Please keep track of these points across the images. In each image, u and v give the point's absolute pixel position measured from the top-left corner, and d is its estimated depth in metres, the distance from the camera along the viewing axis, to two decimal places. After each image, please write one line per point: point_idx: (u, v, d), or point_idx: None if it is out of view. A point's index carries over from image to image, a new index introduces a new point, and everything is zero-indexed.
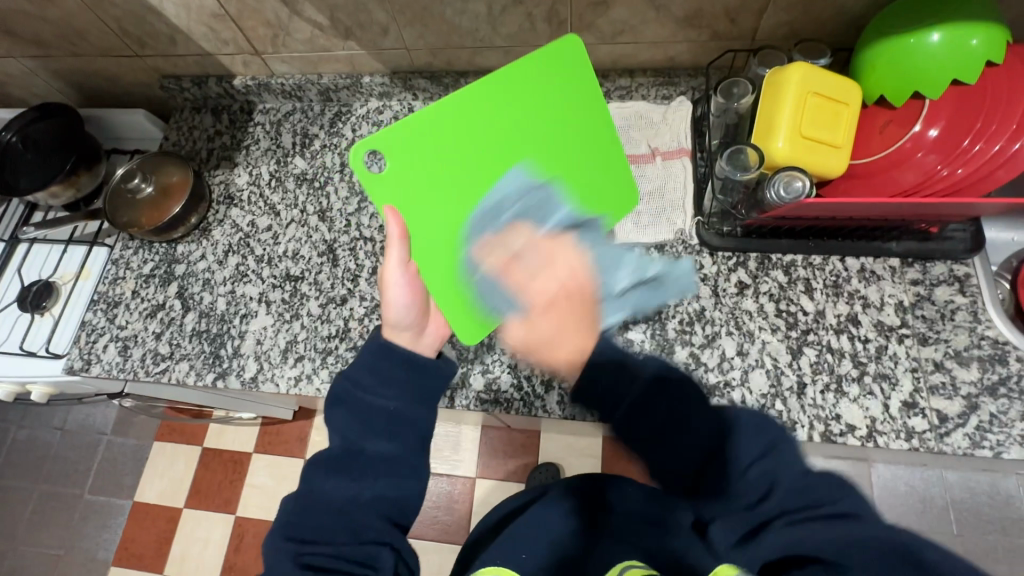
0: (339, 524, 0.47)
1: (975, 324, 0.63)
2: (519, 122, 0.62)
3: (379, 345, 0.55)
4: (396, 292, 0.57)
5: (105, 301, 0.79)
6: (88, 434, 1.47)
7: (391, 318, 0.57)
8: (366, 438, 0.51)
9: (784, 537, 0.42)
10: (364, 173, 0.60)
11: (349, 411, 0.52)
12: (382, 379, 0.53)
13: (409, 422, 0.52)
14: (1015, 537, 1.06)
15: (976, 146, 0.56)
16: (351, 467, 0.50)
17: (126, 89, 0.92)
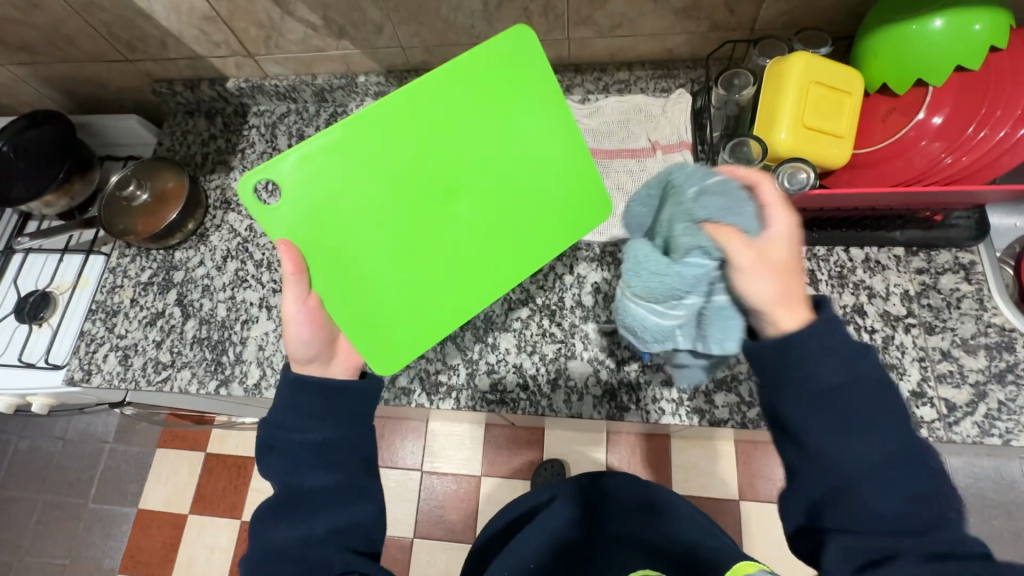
0: (298, 563, 0.47)
1: (981, 311, 0.62)
2: (443, 136, 0.56)
3: (292, 378, 0.54)
4: (292, 328, 0.54)
5: (103, 310, 0.78)
6: (90, 443, 1.46)
7: (296, 354, 0.55)
8: (303, 477, 0.50)
9: (892, 551, 0.35)
10: (259, 207, 0.54)
11: (278, 454, 0.51)
12: (303, 414, 0.52)
13: (343, 448, 0.51)
14: (1019, 520, 1.06)
15: (980, 133, 0.56)
16: (296, 506, 0.49)
17: (117, 94, 0.91)
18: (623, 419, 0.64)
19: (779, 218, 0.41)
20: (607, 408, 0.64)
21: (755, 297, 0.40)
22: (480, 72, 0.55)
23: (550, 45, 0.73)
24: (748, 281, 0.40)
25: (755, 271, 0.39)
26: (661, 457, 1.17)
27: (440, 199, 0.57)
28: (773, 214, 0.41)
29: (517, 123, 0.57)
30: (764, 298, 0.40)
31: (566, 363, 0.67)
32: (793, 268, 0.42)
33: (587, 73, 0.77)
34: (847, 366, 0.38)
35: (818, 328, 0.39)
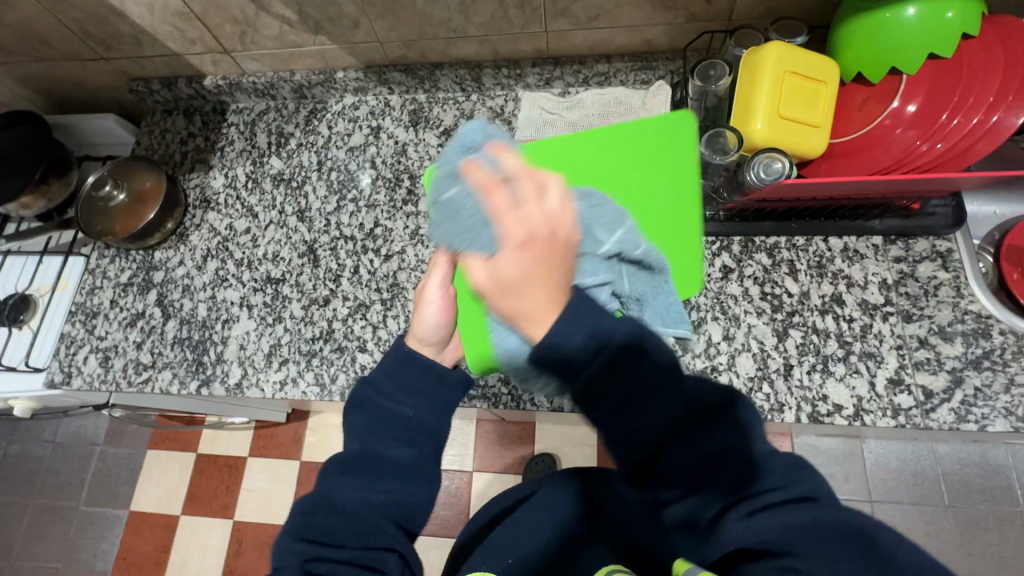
0: (353, 525, 0.46)
1: (958, 299, 0.63)
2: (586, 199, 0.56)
3: (403, 353, 0.53)
4: (429, 311, 0.54)
5: (83, 312, 0.78)
6: (80, 446, 1.46)
7: (418, 333, 0.55)
8: (382, 445, 0.49)
9: (754, 524, 0.34)
10: None
11: (366, 415, 0.51)
12: (406, 385, 0.51)
13: (424, 432, 0.50)
14: (1004, 505, 1.07)
15: (954, 120, 0.56)
16: (366, 471, 0.48)
17: (95, 93, 0.90)
18: None
19: (513, 256, 0.39)
20: None
21: (518, 307, 0.40)
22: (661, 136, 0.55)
23: (528, 39, 0.73)
24: (507, 291, 0.40)
25: (493, 293, 0.41)
26: None
27: None
28: (551, 205, 0.41)
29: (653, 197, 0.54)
30: (523, 311, 0.40)
31: None
32: (558, 276, 0.40)
33: (566, 66, 0.76)
34: (627, 354, 0.39)
35: (588, 303, 0.39)
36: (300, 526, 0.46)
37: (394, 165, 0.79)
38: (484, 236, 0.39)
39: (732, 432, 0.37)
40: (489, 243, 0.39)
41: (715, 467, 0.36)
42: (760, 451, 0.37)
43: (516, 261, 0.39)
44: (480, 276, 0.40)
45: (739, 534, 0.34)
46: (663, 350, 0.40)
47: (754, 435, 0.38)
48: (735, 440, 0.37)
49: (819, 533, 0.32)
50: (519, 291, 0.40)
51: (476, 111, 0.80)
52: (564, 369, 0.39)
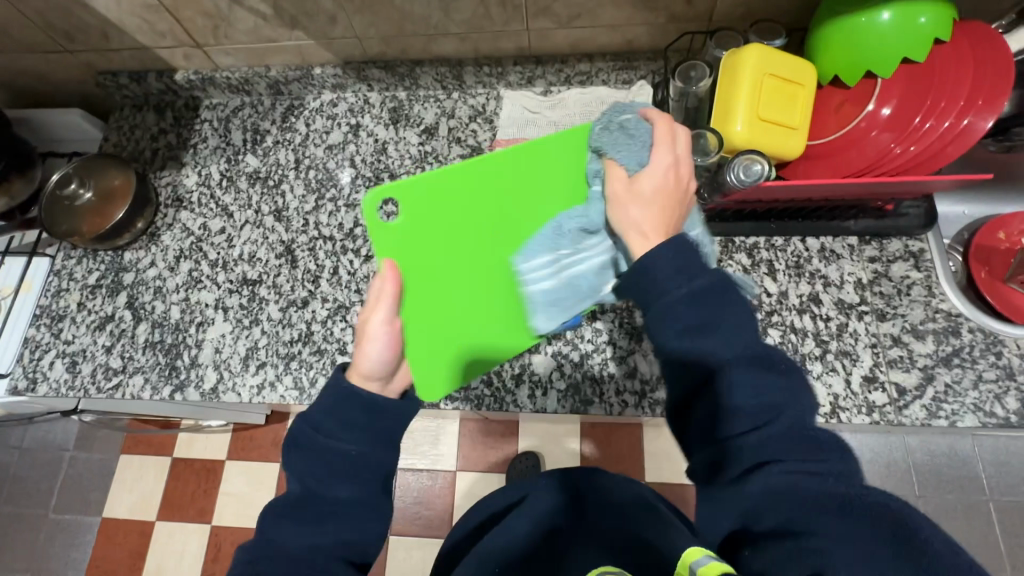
0: (300, 571, 0.44)
1: (930, 298, 0.64)
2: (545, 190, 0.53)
3: (346, 388, 0.49)
4: (374, 345, 0.50)
5: (48, 315, 0.75)
6: (49, 451, 1.41)
7: (365, 371, 0.49)
8: (326, 486, 0.46)
9: (775, 483, 0.35)
10: (375, 223, 0.50)
11: (307, 455, 0.47)
12: (343, 424, 0.48)
13: (369, 466, 0.48)
14: (971, 494, 1.11)
15: (927, 123, 0.57)
16: (310, 514, 0.46)
17: (58, 87, 0.86)
18: (587, 412, 0.64)
19: (663, 154, 0.48)
20: (571, 402, 0.65)
21: (632, 217, 0.47)
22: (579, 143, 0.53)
23: (509, 37, 0.72)
24: (618, 201, 0.49)
25: (619, 199, 0.48)
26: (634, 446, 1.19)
27: None
28: (660, 151, 0.48)
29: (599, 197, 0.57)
30: (635, 223, 0.47)
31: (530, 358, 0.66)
32: (675, 209, 0.48)
33: (547, 65, 0.76)
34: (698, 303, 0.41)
35: (683, 255, 0.43)
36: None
37: (374, 163, 0.78)
38: (637, 158, 0.49)
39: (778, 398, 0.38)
40: (638, 162, 0.49)
41: (755, 428, 0.38)
42: (797, 420, 0.38)
43: (660, 179, 0.48)
44: (614, 185, 0.49)
45: (768, 484, 0.36)
46: (743, 321, 0.41)
47: (795, 408, 0.38)
48: (775, 403, 0.38)
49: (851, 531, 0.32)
50: (644, 210, 0.47)
51: (457, 109, 0.79)
52: (638, 289, 0.44)
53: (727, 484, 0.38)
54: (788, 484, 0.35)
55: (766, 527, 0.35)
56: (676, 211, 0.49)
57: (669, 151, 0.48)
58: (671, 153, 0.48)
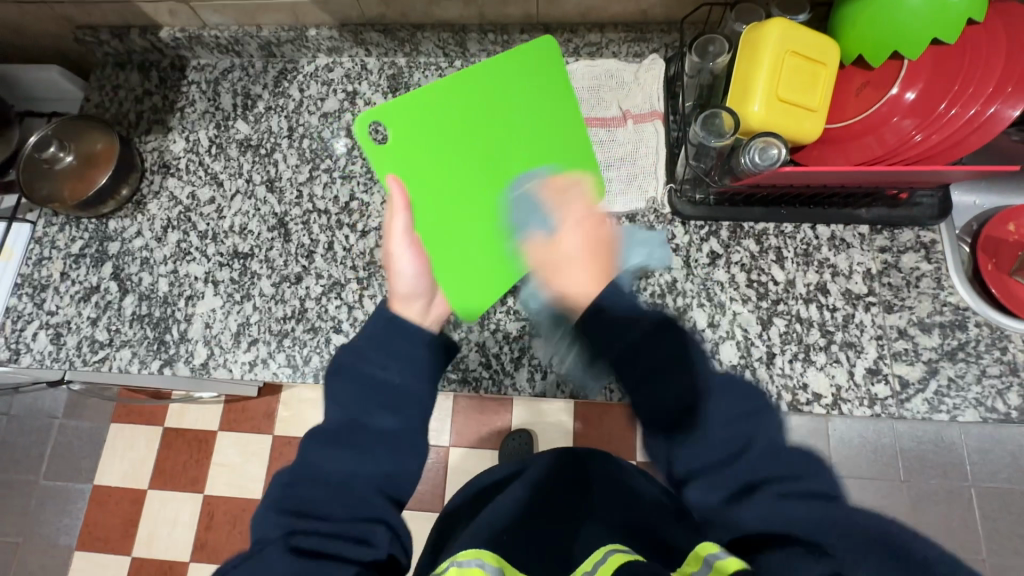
0: (337, 497, 0.44)
1: (938, 291, 0.63)
2: (526, 102, 0.64)
3: (388, 315, 0.53)
4: (402, 262, 0.56)
5: (30, 284, 0.72)
6: (38, 418, 1.40)
7: (399, 291, 0.56)
8: (368, 412, 0.48)
9: (768, 506, 0.39)
10: (370, 146, 0.60)
11: (351, 382, 0.50)
12: (389, 352, 0.51)
13: (409, 399, 0.50)
14: (954, 480, 1.13)
15: (953, 110, 0.55)
16: (352, 441, 0.47)
17: (34, 41, 0.81)
18: (587, 398, 0.63)
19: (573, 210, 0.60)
20: (571, 387, 0.63)
21: (572, 284, 0.56)
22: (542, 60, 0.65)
23: (518, 2, 0.68)
24: (558, 267, 0.58)
25: (552, 262, 0.59)
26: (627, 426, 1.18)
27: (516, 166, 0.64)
28: (570, 230, 0.59)
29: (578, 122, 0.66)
30: (578, 277, 0.56)
31: (530, 341, 0.65)
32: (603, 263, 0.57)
33: (556, 34, 0.72)
34: (664, 329, 0.48)
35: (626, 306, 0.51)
36: (283, 498, 0.44)
37: None
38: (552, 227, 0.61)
39: (739, 411, 0.43)
40: (550, 230, 0.61)
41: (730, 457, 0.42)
42: (770, 441, 0.42)
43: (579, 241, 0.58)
44: (549, 252, 0.59)
45: (768, 511, 0.38)
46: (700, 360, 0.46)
47: (762, 425, 0.43)
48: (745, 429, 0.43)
49: (838, 530, 0.36)
50: (569, 271, 0.57)
51: None
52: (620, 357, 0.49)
53: (725, 505, 0.41)
54: (781, 504, 0.38)
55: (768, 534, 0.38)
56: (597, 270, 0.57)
57: (576, 215, 0.60)
58: (575, 220, 0.60)
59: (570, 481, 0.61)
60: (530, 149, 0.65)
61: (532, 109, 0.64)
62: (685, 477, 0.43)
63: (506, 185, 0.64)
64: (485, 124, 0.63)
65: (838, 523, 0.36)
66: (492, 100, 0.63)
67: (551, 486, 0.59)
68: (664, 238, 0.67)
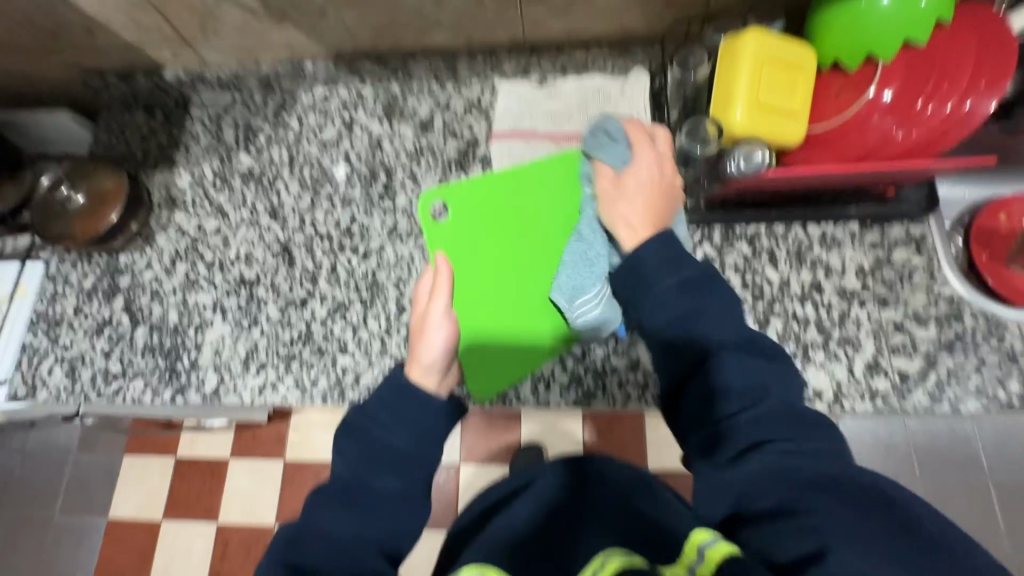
0: (340, 553, 0.44)
1: (932, 283, 0.64)
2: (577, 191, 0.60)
3: (400, 382, 0.52)
4: (434, 336, 0.54)
5: (45, 320, 0.74)
6: (53, 454, 1.42)
7: (422, 361, 0.54)
8: (374, 475, 0.48)
9: (770, 466, 0.38)
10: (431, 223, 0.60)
11: (358, 445, 0.49)
12: (398, 418, 0.50)
13: (416, 463, 0.49)
14: (970, 474, 1.12)
15: (929, 107, 0.57)
16: (356, 504, 0.47)
17: (45, 88, 0.85)
18: (590, 405, 0.64)
19: (644, 149, 0.56)
20: (574, 395, 0.64)
21: (620, 214, 0.54)
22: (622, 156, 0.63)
23: (504, 25, 0.71)
24: (613, 199, 0.55)
25: (608, 194, 0.55)
26: (637, 435, 1.18)
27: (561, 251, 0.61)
28: (640, 172, 0.55)
29: None
30: (624, 215, 0.53)
31: None
32: (659, 205, 0.54)
33: (543, 54, 0.75)
34: (680, 332, 0.46)
35: (671, 249, 0.48)
36: (287, 551, 0.44)
37: (370, 159, 0.77)
38: (624, 158, 0.56)
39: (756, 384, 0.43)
40: (622, 161, 0.56)
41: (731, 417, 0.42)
42: (784, 402, 0.42)
43: (646, 178, 0.55)
44: (606, 182, 0.56)
45: (763, 469, 0.38)
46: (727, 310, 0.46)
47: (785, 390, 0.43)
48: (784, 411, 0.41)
49: (842, 498, 0.35)
50: (629, 186, 0.55)
51: (452, 101, 0.78)
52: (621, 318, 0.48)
53: (731, 464, 0.40)
54: (783, 465, 0.38)
55: (763, 508, 0.37)
56: (661, 207, 0.54)
57: (649, 150, 0.56)
58: (653, 152, 0.56)
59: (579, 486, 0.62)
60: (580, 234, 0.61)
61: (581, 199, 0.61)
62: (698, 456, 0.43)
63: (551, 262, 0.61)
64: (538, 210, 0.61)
65: (839, 486, 0.35)
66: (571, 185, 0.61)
67: (560, 496, 0.60)
68: None
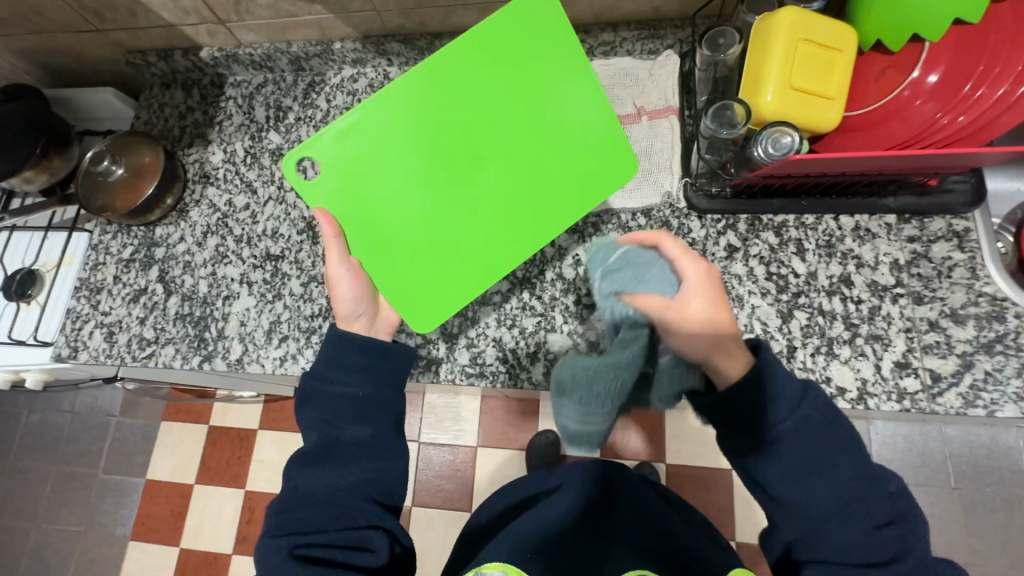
0: (331, 512, 0.51)
1: (973, 281, 0.60)
2: (475, 89, 0.60)
3: (343, 335, 0.56)
4: (341, 288, 0.59)
5: (87, 287, 0.78)
6: (97, 416, 1.51)
7: (343, 312, 0.60)
8: (342, 429, 0.54)
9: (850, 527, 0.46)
10: (298, 180, 0.60)
11: (320, 406, 0.55)
12: (346, 370, 0.55)
13: (379, 405, 0.55)
14: (1013, 488, 1.07)
15: (978, 91, 0.53)
16: (334, 457, 0.53)
17: (91, 66, 0.89)
18: None
19: (692, 265, 0.53)
20: None
21: (695, 312, 0.51)
22: (520, 24, 0.58)
23: None
24: (682, 330, 0.51)
25: (670, 316, 0.52)
26: (656, 429, 1.17)
27: (472, 151, 0.60)
28: (684, 264, 0.53)
29: (557, 92, 0.59)
30: (714, 343, 0.50)
31: (546, 336, 0.66)
32: (718, 305, 0.52)
33: None
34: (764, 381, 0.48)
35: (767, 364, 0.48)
36: (287, 515, 0.51)
37: None
38: (670, 282, 0.55)
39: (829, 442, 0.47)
40: (670, 285, 0.55)
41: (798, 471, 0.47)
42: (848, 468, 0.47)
43: (698, 296, 0.52)
44: (675, 314, 0.52)
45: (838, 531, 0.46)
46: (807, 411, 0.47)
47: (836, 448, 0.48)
48: (816, 466, 0.47)
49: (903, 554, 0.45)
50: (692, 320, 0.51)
51: None
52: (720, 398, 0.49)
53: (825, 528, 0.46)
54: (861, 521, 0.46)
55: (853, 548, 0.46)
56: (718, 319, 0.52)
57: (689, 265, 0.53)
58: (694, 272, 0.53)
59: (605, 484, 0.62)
60: (494, 134, 0.60)
61: (482, 94, 0.60)
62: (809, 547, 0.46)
63: (465, 170, 0.60)
64: (439, 119, 0.60)
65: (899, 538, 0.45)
66: (464, 81, 0.59)
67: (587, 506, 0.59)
68: (680, 232, 0.67)
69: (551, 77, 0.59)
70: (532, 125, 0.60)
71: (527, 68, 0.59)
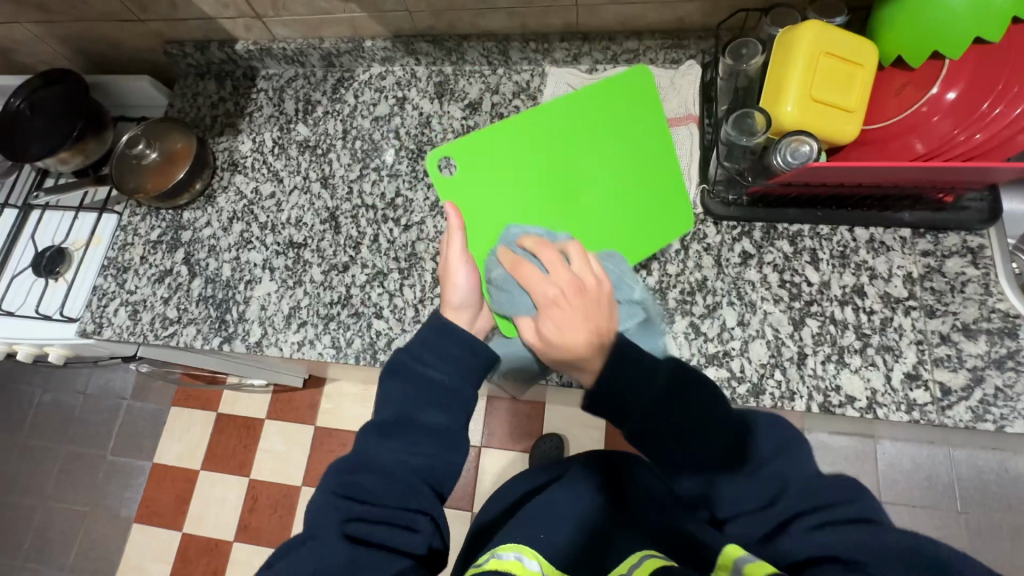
0: (392, 489, 0.47)
1: (985, 296, 0.61)
2: (595, 130, 0.68)
3: (440, 324, 0.55)
4: (458, 276, 0.60)
5: (115, 266, 0.81)
6: (109, 398, 1.53)
7: (452, 300, 0.61)
8: (419, 410, 0.51)
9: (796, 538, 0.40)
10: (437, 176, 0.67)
11: (403, 382, 0.53)
12: (437, 353, 0.54)
13: (458, 397, 0.52)
14: (1021, 515, 1.05)
15: (996, 109, 0.54)
16: (403, 436, 0.50)
17: (130, 55, 0.92)
18: None
19: (542, 279, 0.55)
20: None
21: (571, 343, 0.52)
22: (638, 85, 0.68)
23: (558, 12, 0.71)
24: (558, 339, 0.52)
25: (539, 343, 0.54)
26: None
27: (580, 186, 0.67)
28: (546, 282, 0.55)
29: (658, 147, 0.67)
30: (573, 352, 0.52)
31: None
32: (600, 320, 0.53)
33: (595, 41, 0.75)
34: (672, 403, 0.47)
35: (635, 359, 0.49)
36: (343, 484, 0.48)
37: (417, 136, 0.80)
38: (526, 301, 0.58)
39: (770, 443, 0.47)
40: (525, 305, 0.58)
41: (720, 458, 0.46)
42: (802, 479, 0.45)
43: (566, 309, 0.53)
44: (530, 337, 0.55)
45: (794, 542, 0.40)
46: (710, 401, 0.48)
47: (791, 461, 0.46)
48: (703, 439, 0.46)
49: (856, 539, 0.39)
50: (559, 332, 0.52)
51: (502, 85, 0.80)
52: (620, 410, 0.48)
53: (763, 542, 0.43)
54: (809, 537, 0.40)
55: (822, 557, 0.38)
56: (602, 324, 0.52)
57: (551, 283, 0.55)
58: (567, 279, 0.55)
59: (613, 474, 0.63)
60: (602, 173, 0.67)
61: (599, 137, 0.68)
62: (725, 518, 0.46)
63: (572, 202, 0.67)
64: (558, 152, 0.68)
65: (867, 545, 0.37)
66: (603, 117, 0.68)
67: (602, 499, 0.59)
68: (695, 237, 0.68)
69: (658, 133, 0.67)
70: (635, 170, 0.67)
71: (637, 122, 0.68)
